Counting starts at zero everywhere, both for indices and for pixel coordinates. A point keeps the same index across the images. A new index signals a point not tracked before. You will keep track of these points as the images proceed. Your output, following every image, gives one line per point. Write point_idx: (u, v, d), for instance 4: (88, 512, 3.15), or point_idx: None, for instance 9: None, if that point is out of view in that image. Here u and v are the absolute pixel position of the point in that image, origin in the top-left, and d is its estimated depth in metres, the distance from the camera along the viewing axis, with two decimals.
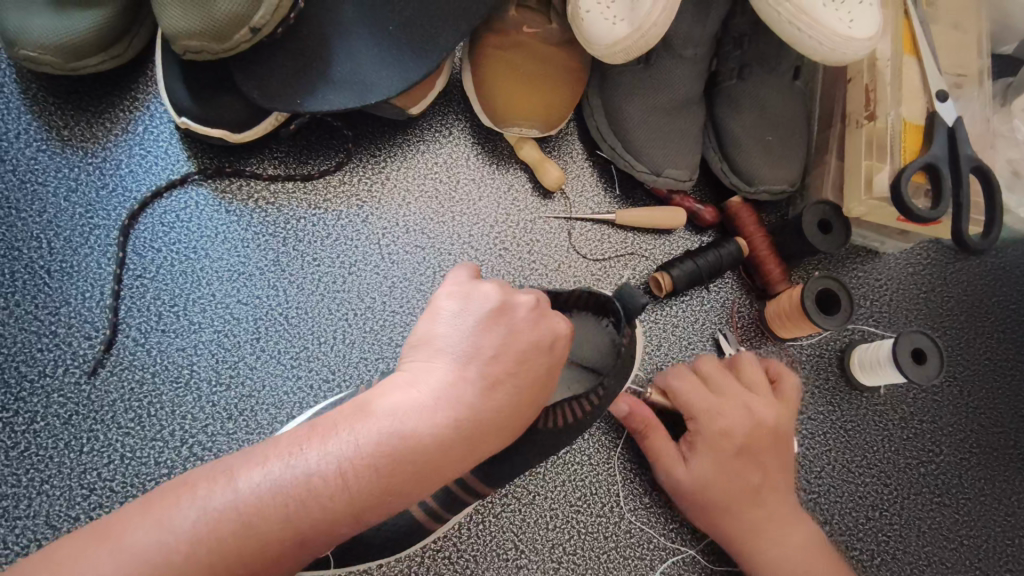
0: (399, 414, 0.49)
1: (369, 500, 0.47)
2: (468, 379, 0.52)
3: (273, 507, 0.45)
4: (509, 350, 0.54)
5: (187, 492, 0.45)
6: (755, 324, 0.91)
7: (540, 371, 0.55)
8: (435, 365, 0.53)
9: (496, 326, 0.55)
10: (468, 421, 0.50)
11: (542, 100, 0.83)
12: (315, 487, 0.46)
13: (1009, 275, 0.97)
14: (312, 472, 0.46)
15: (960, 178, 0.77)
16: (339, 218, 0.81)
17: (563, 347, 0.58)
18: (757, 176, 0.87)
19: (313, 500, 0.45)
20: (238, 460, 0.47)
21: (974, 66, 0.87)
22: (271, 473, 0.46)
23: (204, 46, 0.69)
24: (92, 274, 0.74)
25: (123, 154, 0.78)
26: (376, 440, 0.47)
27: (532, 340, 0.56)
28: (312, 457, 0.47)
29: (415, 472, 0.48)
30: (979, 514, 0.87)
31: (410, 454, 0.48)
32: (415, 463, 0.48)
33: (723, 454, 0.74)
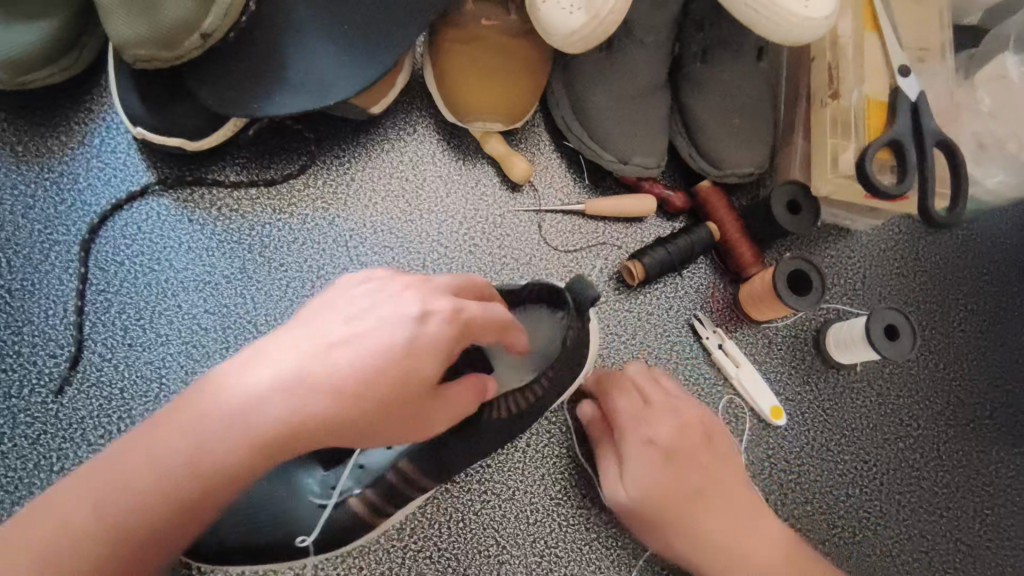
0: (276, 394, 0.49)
1: (223, 477, 0.48)
2: (351, 361, 0.50)
3: (140, 503, 0.46)
4: (421, 361, 0.52)
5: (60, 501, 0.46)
6: (730, 307, 0.91)
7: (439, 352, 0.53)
8: (320, 346, 0.51)
9: (391, 314, 0.53)
10: (339, 396, 0.50)
11: (500, 94, 0.82)
12: (174, 477, 0.47)
13: (980, 246, 0.98)
14: (167, 467, 0.47)
15: (924, 154, 0.77)
16: (304, 223, 0.81)
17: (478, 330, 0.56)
18: (725, 159, 0.87)
19: (185, 477, 0.47)
20: (121, 440, 0.48)
21: (935, 40, 0.87)
22: (132, 471, 0.47)
23: (154, 54, 0.67)
24: (54, 291, 0.73)
25: (80, 167, 0.77)
26: (241, 423, 0.48)
27: (437, 329, 0.53)
28: (173, 449, 0.47)
29: (285, 446, 0.49)
30: (958, 485, 0.88)
31: (275, 431, 0.48)
32: (282, 440, 0.48)
33: (658, 466, 0.72)
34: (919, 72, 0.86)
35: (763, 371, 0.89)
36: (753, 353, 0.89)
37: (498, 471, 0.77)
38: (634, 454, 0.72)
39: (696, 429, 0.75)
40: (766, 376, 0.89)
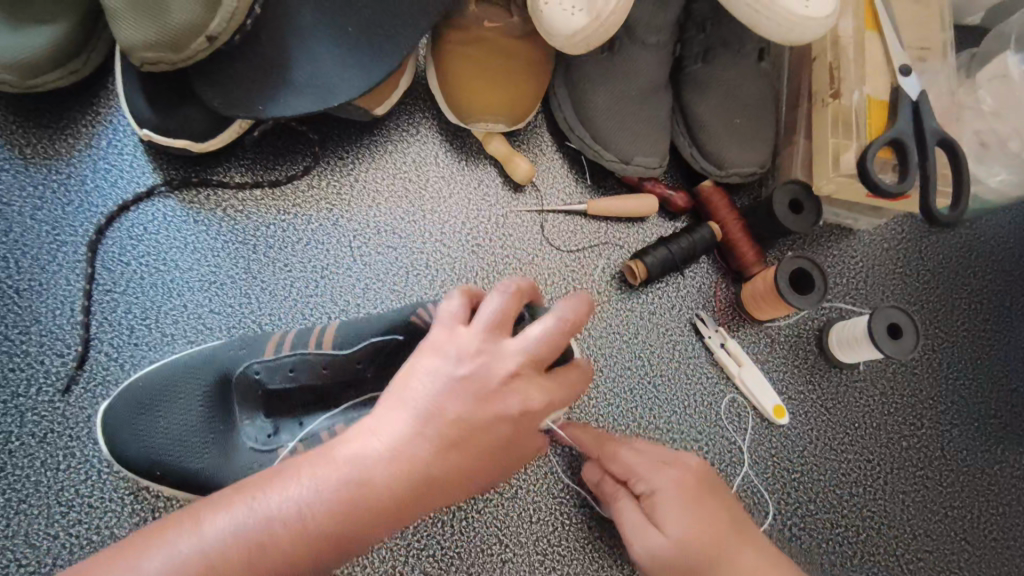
0: (382, 446, 0.48)
1: (357, 531, 0.46)
2: (459, 400, 0.49)
3: (246, 549, 0.43)
4: (506, 361, 0.51)
5: (167, 539, 0.44)
6: (732, 307, 0.91)
7: (551, 395, 0.53)
8: (440, 387, 0.50)
9: (498, 339, 0.52)
10: (463, 441, 0.49)
11: (503, 95, 0.83)
12: (302, 524, 0.44)
13: (983, 245, 0.98)
14: (279, 517, 0.45)
15: (926, 153, 0.77)
16: (308, 223, 0.81)
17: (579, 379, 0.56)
18: (726, 159, 0.88)
19: (292, 539, 0.44)
20: (196, 512, 0.45)
21: (937, 40, 0.87)
22: (257, 516, 0.44)
23: (161, 57, 0.68)
24: (61, 292, 0.74)
25: (87, 169, 0.78)
26: (369, 471, 0.46)
27: (533, 345, 0.52)
28: (303, 495, 0.45)
29: (416, 494, 0.47)
30: (962, 485, 0.88)
31: (405, 481, 0.47)
32: (408, 490, 0.47)
33: (688, 509, 0.67)
34: (920, 71, 0.86)
35: (766, 371, 0.89)
36: (756, 352, 0.89)
37: None
38: (660, 501, 0.68)
39: (712, 481, 0.71)
40: (769, 375, 0.89)
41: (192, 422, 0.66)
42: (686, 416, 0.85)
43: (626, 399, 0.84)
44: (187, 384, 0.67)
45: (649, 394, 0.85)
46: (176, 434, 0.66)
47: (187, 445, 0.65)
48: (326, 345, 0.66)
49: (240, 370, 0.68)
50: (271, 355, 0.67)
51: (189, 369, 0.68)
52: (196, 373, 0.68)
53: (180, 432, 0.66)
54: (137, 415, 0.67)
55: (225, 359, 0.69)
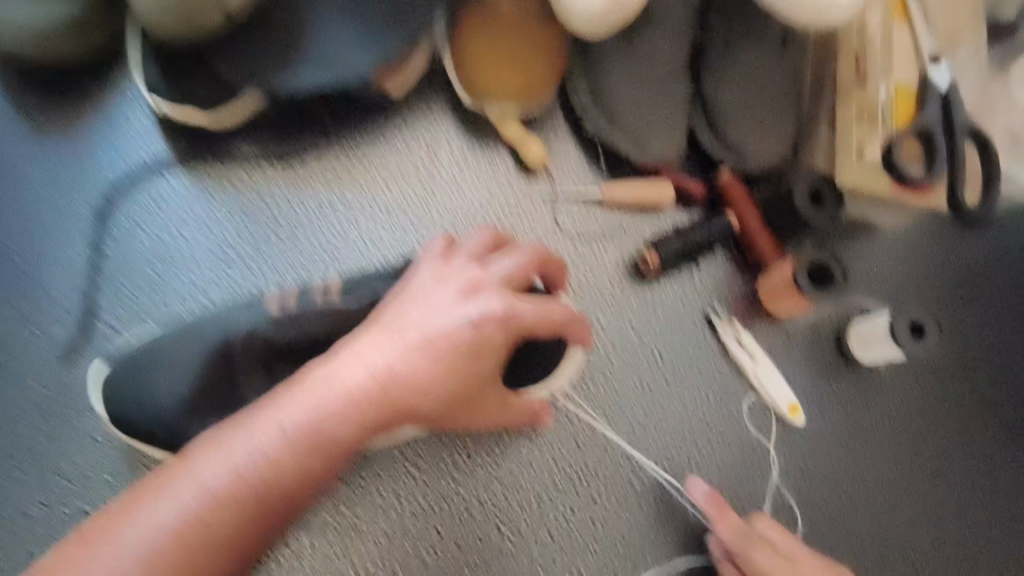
0: (360, 362, 0.51)
1: (351, 434, 0.49)
2: (432, 318, 0.54)
3: (249, 464, 0.46)
4: (478, 287, 0.57)
5: (177, 475, 0.45)
6: (749, 302, 0.88)
7: (521, 308, 0.57)
8: (421, 305, 0.55)
9: (469, 268, 0.59)
10: (440, 348, 0.53)
11: (520, 79, 0.82)
12: (297, 434, 0.47)
13: (1015, 245, 0.94)
14: (275, 431, 0.47)
15: (955, 145, 0.75)
16: (317, 200, 0.80)
17: (557, 312, 0.60)
18: (746, 149, 0.85)
19: (282, 458, 0.47)
20: (193, 450, 0.47)
21: (968, 30, 0.84)
22: (256, 433, 0.47)
23: (171, 26, 0.68)
24: (69, 263, 0.74)
25: (99, 141, 0.78)
26: (355, 375, 0.50)
27: (506, 270, 0.59)
28: (295, 409, 0.48)
29: (398, 395, 0.51)
30: (985, 493, 0.84)
31: (388, 386, 0.50)
32: (389, 394, 0.50)
33: None
34: (952, 60, 0.83)
35: (781, 368, 0.86)
36: (771, 348, 0.86)
37: (501, 457, 0.77)
38: None
39: None
40: (785, 372, 0.86)
41: (188, 383, 0.64)
42: (697, 411, 0.82)
43: (636, 392, 0.82)
44: (187, 341, 0.66)
45: (659, 387, 0.83)
46: (177, 392, 0.64)
47: (181, 405, 0.64)
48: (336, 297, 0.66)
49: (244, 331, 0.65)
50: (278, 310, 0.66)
51: (191, 329, 0.67)
52: (198, 331, 0.66)
53: (179, 388, 0.64)
54: (134, 373, 0.66)
55: (226, 320, 0.67)
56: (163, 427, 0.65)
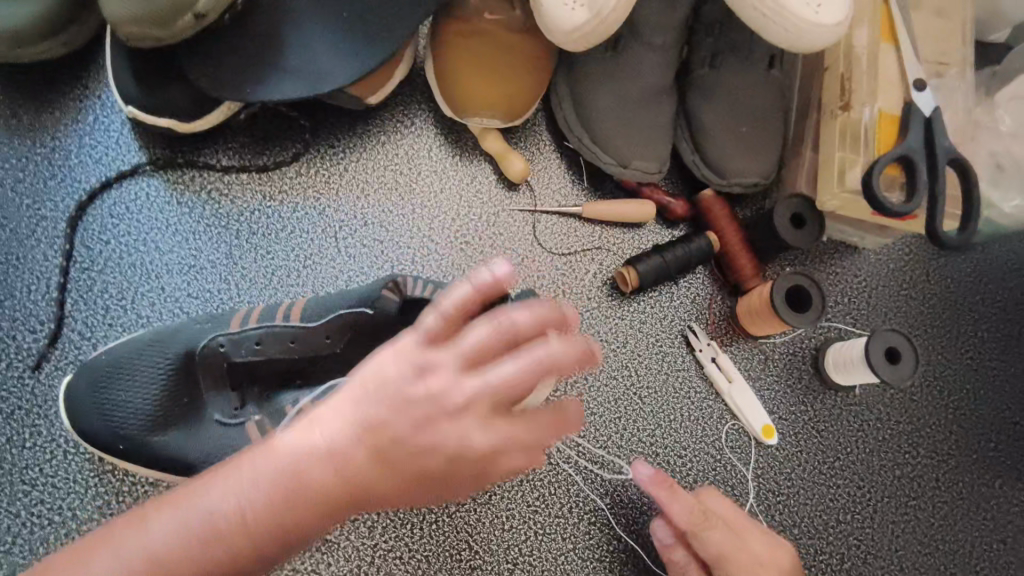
0: (325, 431, 0.45)
1: (304, 515, 0.45)
2: (415, 384, 0.45)
3: (198, 544, 0.44)
4: (476, 350, 0.45)
5: (128, 532, 0.45)
6: (727, 320, 0.88)
7: (500, 428, 0.45)
8: (380, 398, 0.45)
9: (436, 356, 0.45)
10: (421, 423, 0.45)
11: (501, 90, 0.80)
12: (243, 518, 0.44)
13: (994, 271, 0.94)
14: (223, 511, 0.44)
15: (935, 172, 0.74)
16: (295, 211, 0.80)
17: (551, 421, 0.46)
18: (728, 167, 0.85)
19: (226, 534, 0.44)
20: (149, 507, 0.46)
21: (955, 55, 0.84)
22: (210, 506, 0.45)
23: (147, 33, 0.67)
24: (38, 267, 0.73)
25: (73, 143, 0.76)
26: (310, 472, 0.45)
27: (508, 323, 0.44)
28: (253, 481, 0.45)
29: (351, 498, 0.45)
30: (955, 518, 0.85)
31: (350, 467, 0.45)
32: (349, 476, 0.45)
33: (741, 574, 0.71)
34: (937, 86, 0.82)
35: (757, 388, 0.86)
36: (748, 368, 0.86)
37: None
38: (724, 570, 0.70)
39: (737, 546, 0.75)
40: (760, 393, 0.86)
41: (153, 395, 0.64)
42: (671, 431, 0.82)
43: (610, 409, 0.82)
44: (146, 352, 0.65)
45: (635, 405, 0.83)
46: (139, 408, 0.64)
47: (145, 418, 0.64)
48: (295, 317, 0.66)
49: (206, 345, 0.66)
50: (237, 328, 0.67)
51: (154, 340, 0.66)
52: (162, 344, 0.66)
53: (142, 403, 0.64)
54: (97, 387, 0.65)
55: (190, 332, 0.67)
56: (126, 441, 0.64)
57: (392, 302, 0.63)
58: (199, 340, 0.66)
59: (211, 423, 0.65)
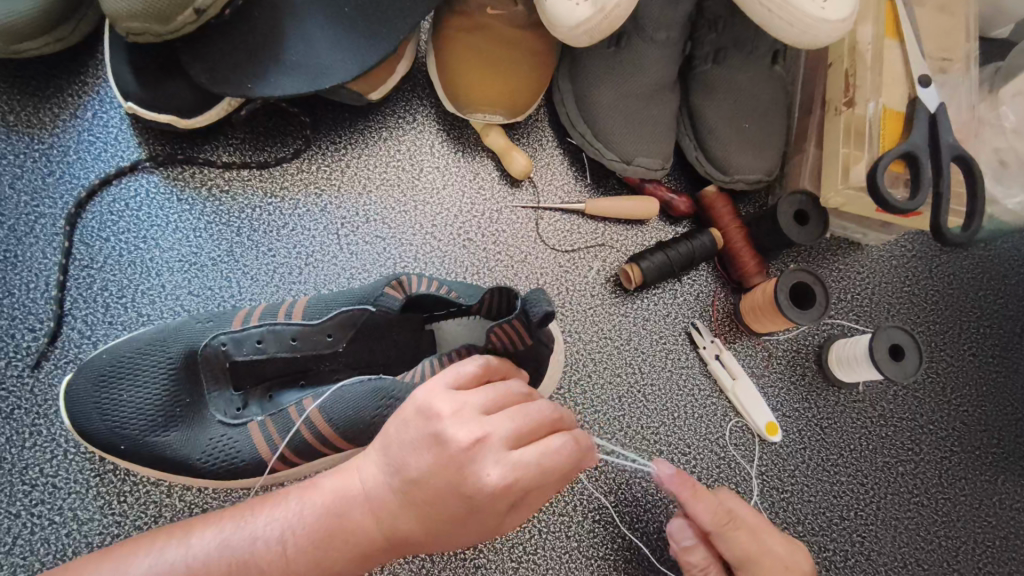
0: (351, 501, 0.53)
1: (337, 552, 0.52)
2: (421, 460, 0.51)
3: (241, 562, 0.51)
4: (471, 427, 0.51)
5: (175, 542, 0.52)
6: (730, 317, 0.88)
7: (519, 465, 0.50)
8: (412, 442, 0.52)
9: (464, 451, 0.50)
10: (431, 499, 0.51)
11: (503, 86, 0.80)
12: (289, 544, 0.52)
13: (997, 267, 0.94)
14: (273, 536, 0.52)
15: (940, 169, 0.74)
16: (296, 208, 0.79)
17: (566, 454, 0.52)
18: (732, 164, 0.84)
19: (261, 560, 0.51)
20: (196, 525, 0.54)
21: (959, 51, 0.83)
22: (257, 533, 0.52)
23: (147, 28, 0.66)
24: (37, 264, 0.72)
25: (72, 140, 0.76)
26: (357, 509, 0.53)
27: (496, 402, 0.53)
28: (292, 516, 0.53)
29: (389, 529, 0.53)
30: (958, 514, 0.85)
31: (378, 523, 0.52)
32: (377, 535, 0.53)
33: None
34: (940, 83, 0.82)
35: (761, 385, 0.86)
36: (751, 365, 0.86)
37: None
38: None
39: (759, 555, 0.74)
40: (763, 390, 0.86)
41: (152, 395, 0.63)
42: (675, 428, 0.82)
43: (614, 407, 0.82)
44: (144, 349, 0.64)
45: (639, 403, 0.82)
46: (144, 408, 0.63)
47: (146, 417, 0.63)
48: (297, 316, 0.66)
49: (206, 342, 0.65)
50: (239, 327, 0.66)
51: (154, 339, 0.65)
52: (162, 344, 0.65)
53: (146, 402, 0.63)
54: (97, 386, 0.64)
55: (190, 332, 0.66)
56: (125, 441, 0.63)
57: (396, 300, 0.63)
58: (201, 341, 0.65)
59: (213, 422, 0.65)
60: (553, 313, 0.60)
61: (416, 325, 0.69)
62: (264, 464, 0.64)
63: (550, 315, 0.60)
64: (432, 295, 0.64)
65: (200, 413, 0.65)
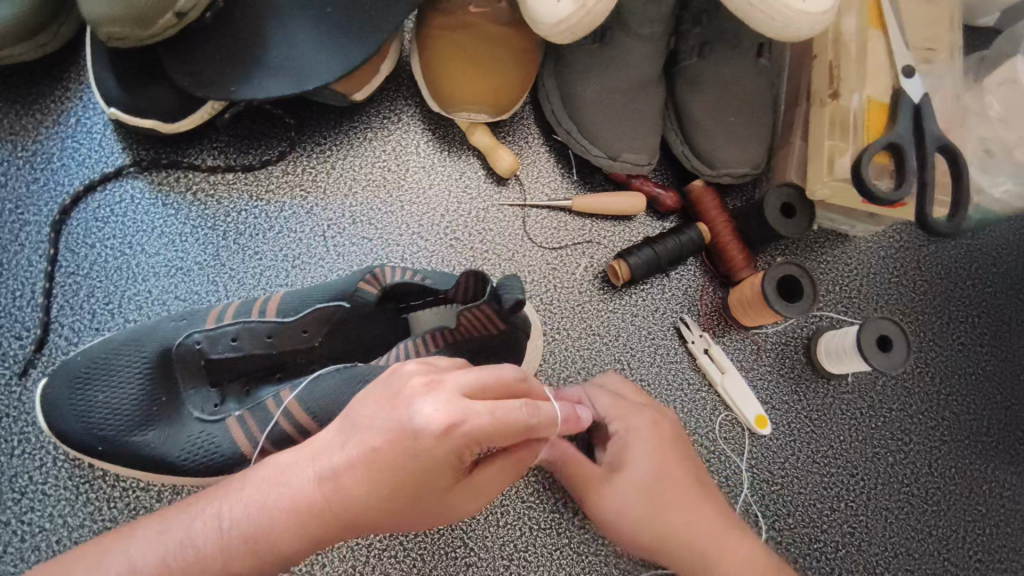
0: (294, 474, 0.49)
1: (280, 533, 0.48)
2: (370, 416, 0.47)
3: (182, 550, 0.49)
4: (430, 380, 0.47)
5: (117, 543, 0.51)
6: (719, 311, 0.88)
7: (467, 409, 0.45)
8: (365, 402, 0.49)
9: (410, 393, 0.46)
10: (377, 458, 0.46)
11: (487, 84, 0.80)
12: (229, 529, 0.49)
13: (985, 257, 0.94)
14: (212, 525, 0.49)
15: (925, 160, 0.74)
16: (283, 211, 0.79)
17: (521, 416, 0.46)
18: (718, 158, 0.84)
19: (196, 549, 0.48)
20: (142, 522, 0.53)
21: (944, 41, 0.83)
22: (196, 523, 0.50)
23: (127, 33, 0.65)
24: (23, 272, 0.72)
25: (55, 146, 0.76)
26: (300, 479, 0.49)
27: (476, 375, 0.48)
28: (238, 504, 0.50)
29: (336, 500, 0.47)
30: (948, 504, 0.85)
31: (322, 492, 0.47)
32: (320, 510, 0.47)
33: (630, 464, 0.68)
34: (925, 74, 0.82)
35: (750, 379, 0.86)
36: (741, 359, 0.87)
37: None
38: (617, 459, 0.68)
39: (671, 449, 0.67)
40: (753, 383, 0.86)
41: (130, 397, 0.63)
42: None
43: None
44: (124, 352, 0.65)
45: None
46: (119, 408, 0.63)
47: (126, 419, 0.63)
48: (271, 313, 0.67)
49: (179, 341, 0.65)
50: (213, 324, 0.67)
51: (130, 339, 0.66)
52: (136, 344, 0.65)
53: (123, 403, 0.63)
54: (75, 387, 0.64)
55: (165, 331, 0.66)
56: (106, 443, 0.63)
57: (371, 293, 0.64)
58: (187, 345, 0.66)
59: (190, 419, 0.65)
60: (524, 302, 0.62)
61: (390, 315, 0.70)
62: (246, 460, 0.64)
63: (521, 302, 0.62)
64: (408, 284, 0.65)
65: (178, 412, 0.65)
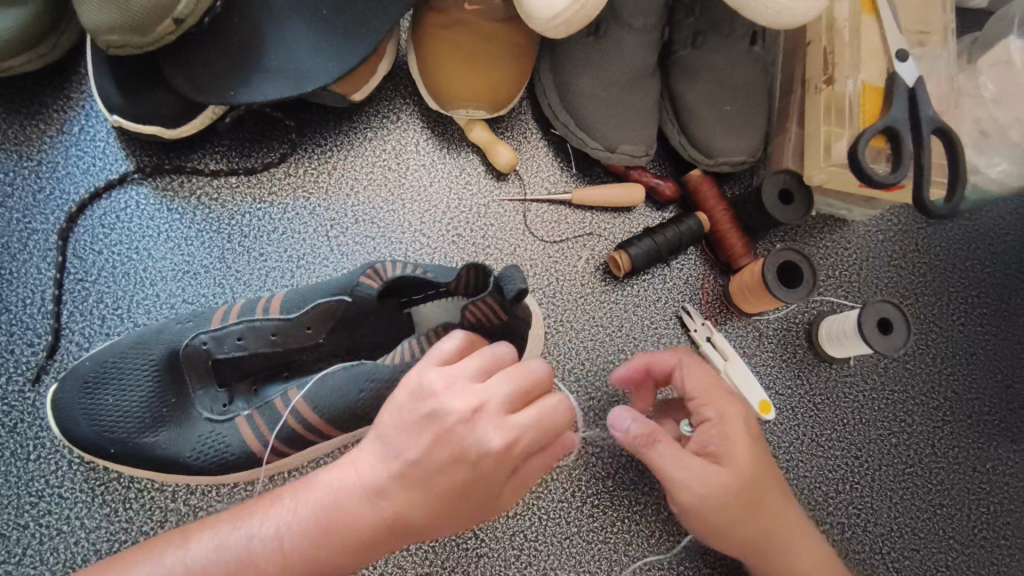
0: (341, 490, 0.54)
1: (335, 547, 0.52)
2: (414, 437, 0.53)
3: (238, 562, 0.51)
4: (468, 397, 0.53)
5: (173, 549, 0.52)
6: (721, 299, 0.89)
7: (516, 428, 0.53)
8: (406, 426, 0.53)
9: (455, 417, 0.52)
10: (430, 471, 0.53)
11: (484, 81, 0.80)
12: (285, 540, 0.52)
13: (984, 237, 0.95)
14: (268, 534, 0.52)
15: (921, 143, 0.74)
16: (285, 212, 0.80)
17: (559, 414, 0.54)
18: (715, 147, 0.85)
19: (252, 562, 0.51)
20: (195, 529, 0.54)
21: (937, 23, 0.84)
22: (251, 533, 0.52)
23: (126, 41, 0.66)
24: (32, 280, 0.73)
25: (59, 155, 0.77)
26: (348, 497, 0.53)
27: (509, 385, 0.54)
28: (289, 520, 0.53)
29: (387, 513, 0.53)
30: (952, 483, 0.86)
31: (375, 508, 0.53)
32: (370, 525, 0.53)
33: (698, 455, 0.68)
34: (918, 56, 0.83)
35: (753, 365, 0.87)
36: (743, 346, 0.87)
37: None
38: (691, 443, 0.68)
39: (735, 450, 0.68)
40: (756, 369, 0.87)
41: (144, 400, 0.65)
42: None
43: (609, 393, 0.82)
44: (136, 356, 0.66)
45: None
46: (129, 409, 0.65)
47: (139, 421, 0.65)
48: (275, 310, 0.68)
49: (187, 343, 0.66)
50: (218, 325, 0.67)
51: (140, 342, 0.67)
52: (145, 347, 0.66)
53: (135, 406, 0.65)
54: (87, 392, 0.65)
55: (172, 334, 0.67)
56: (119, 445, 0.64)
57: (372, 287, 0.66)
58: (195, 347, 0.67)
59: (200, 420, 0.66)
60: (526, 291, 0.62)
61: (394, 310, 0.71)
62: (257, 458, 0.66)
63: (523, 291, 0.62)
64: (410, 278, 0.66)
65: (187, 412, 0.66)
